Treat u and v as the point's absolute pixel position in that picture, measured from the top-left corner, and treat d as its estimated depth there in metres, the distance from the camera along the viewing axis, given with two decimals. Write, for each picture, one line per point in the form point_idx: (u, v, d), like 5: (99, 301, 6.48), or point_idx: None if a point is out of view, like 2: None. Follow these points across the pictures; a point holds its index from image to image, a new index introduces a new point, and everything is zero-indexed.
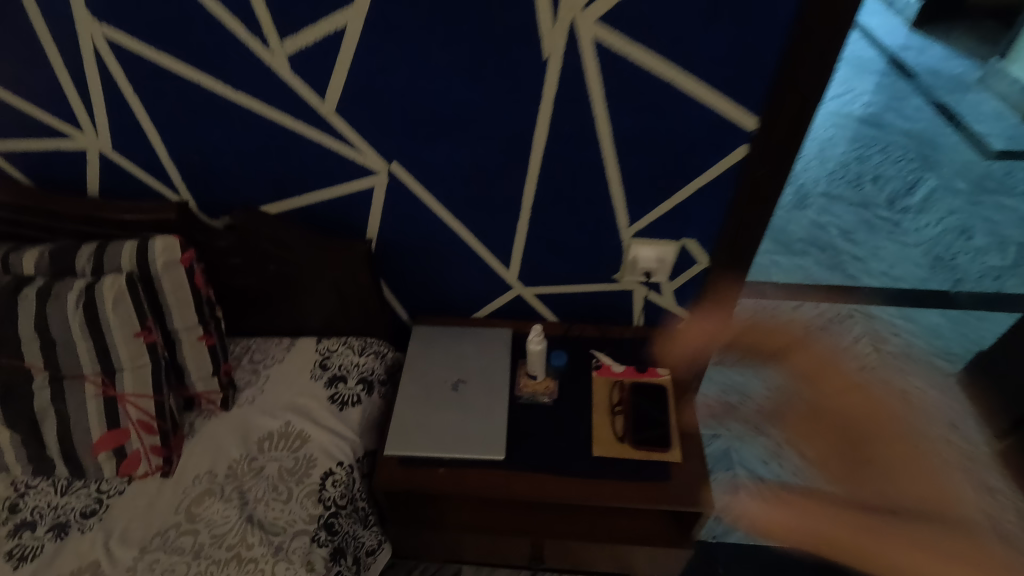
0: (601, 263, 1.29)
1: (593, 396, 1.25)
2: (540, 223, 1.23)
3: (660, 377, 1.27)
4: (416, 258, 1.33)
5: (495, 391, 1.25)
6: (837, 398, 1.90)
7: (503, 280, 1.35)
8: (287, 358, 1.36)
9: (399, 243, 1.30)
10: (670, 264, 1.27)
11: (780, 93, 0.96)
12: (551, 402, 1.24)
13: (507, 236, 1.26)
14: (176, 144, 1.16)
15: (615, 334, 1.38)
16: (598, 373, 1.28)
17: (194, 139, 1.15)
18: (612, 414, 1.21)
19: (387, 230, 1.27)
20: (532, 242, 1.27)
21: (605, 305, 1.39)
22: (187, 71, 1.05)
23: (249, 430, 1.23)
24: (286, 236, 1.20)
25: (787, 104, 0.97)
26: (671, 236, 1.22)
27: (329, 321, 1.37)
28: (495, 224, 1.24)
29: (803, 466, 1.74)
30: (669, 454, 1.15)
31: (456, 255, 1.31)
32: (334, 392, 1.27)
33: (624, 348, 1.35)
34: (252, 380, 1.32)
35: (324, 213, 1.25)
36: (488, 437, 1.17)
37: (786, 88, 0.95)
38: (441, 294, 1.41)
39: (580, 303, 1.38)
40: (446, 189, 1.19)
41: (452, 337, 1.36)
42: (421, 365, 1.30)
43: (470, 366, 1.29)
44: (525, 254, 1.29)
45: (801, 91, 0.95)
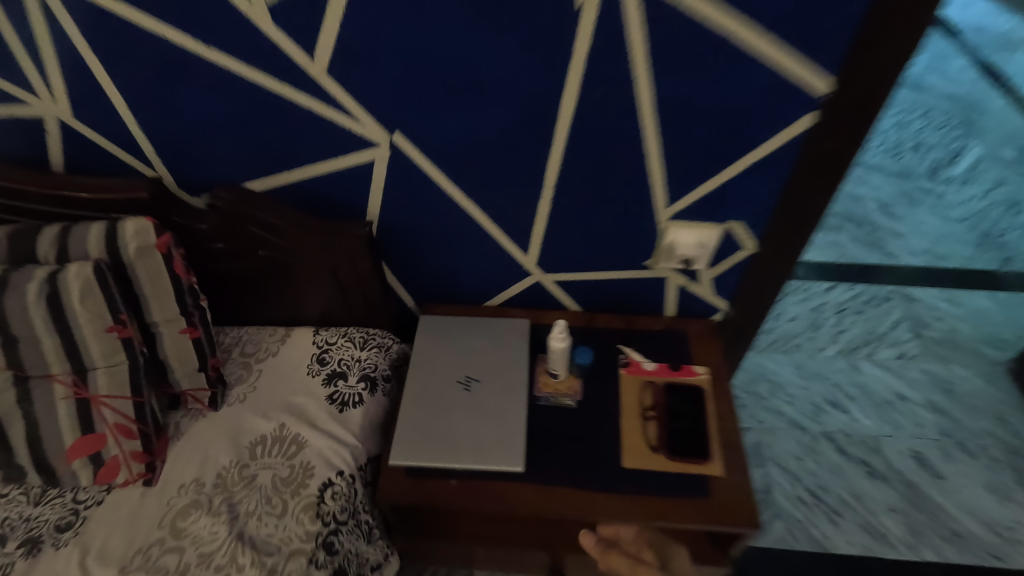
0: (632, 249, 1.14)
1: (622, 398, 1.12)
2: (564, 203, 1.07)
3: (697, 377, 1.14)
4: (423, 241, 1.18)
5: (513, 391, 1.11)
6: (876, 389, 1.76)
7: (521, 267, 1.21)
8: (282, 351, 1.23)
9: (404, 224, 1.15)
10: (712, 250, 1.11)
11: (867, 46, 0.79)
12: (576, 405, 1.11)
13: (526, 218, 1.11)
14: (145, 112, 1.01)
15: (645, 327, 1.25)
16: (627, 372, 1.15)
17: (165, 105, 0.99)
18: (643, 419, 1.08)
19: (390, 210, 1.13)
20: (555, 224, 1.11)
21: (634, 294, 1.24)
22: (151, 24, 0.88)
23: (241, 433, 1.12)
24: (275, 218, 1.05)
25: (873, 59, 0.80)
26: (714, 218, 1.07)
27: (326, 310, 1.24)
28: (514, 203, 1.09)
29: (843, 463, 1.60)
30: (708, 466, 1.02)
31: (468, 238, 1.16)
32: (333, 391, 1.15)
33: (655, 343, 1.21)
34: (243, 376, 1.20)
35: (318, 191, 1.10)
36: (507, 445, 1.04)
37: (874, 38, 0.78)
38: (452, 281, 1.27)
39: (606, 291, 1.24)
40: (456, 164, 1.03)
41: (463, 329, 1.23)
42: (429, 361, 1.17)
43: (484, 362, 1.16)
44: (545, 238, 1.14)
45: (892, 43, 0.78)
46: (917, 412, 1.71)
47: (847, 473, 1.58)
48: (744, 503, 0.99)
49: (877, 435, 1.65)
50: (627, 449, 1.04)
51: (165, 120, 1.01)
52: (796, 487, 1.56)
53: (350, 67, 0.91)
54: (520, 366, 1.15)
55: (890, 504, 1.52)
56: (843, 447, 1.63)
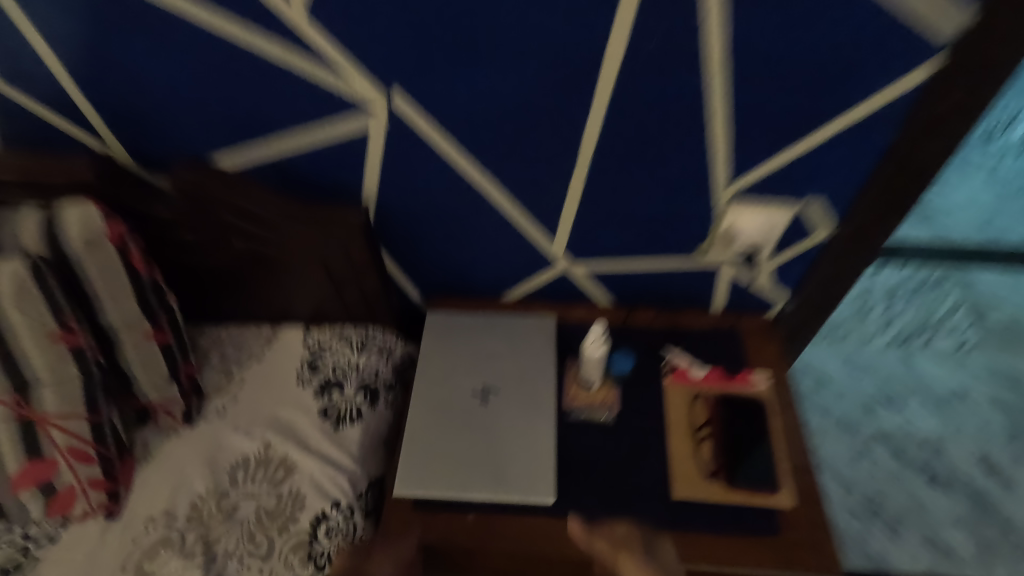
0: (680, 234, 0.95)
1: (668, 412, 0.95)
2: (602, 179, 0.88)
3: (756, 387, 0.96)
4: (429, 227, 1.00)
5: (538, 406, 0.95)
6: (935, 383, 1.58)
7: (545, 255, 1.02)
8: (268, 356, 1.06)
9: (406, 207, 0.96)
10: (778, 235, 0.92)
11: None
12: (613, 421, 0.94)
13: (554, 198, 0.92)
14: (83, 70, 0.81)
15: (690, 325, 1.06)
16: (673, 380, 0.97)
17: (107, 62, 0.80)
18: (695, 439, 0.91)
19: (390, 189, 0.93)
20: (588, 206, 0.92)
21: (678, 286, 1.06)
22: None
23: (220, 454, 0.95)
24: (250, 202, 0.86)
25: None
26: (785, 198, 0.87)
27: (318, 308, 1.06)
28: (540, 180, 0.89)
29: (899, 468, 1.43)
30: (775, 498, 0.85)
31: (482, 222, 0.98)
32: (327, 404, 0.98)
33: (704, 344, 1.03)
34: (223, 385, 1.03)
35: (301, 168, 0.91)
36: (533, 472, 0.88)
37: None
38: (463, 272, 1.08)
39: (646, 284, 1.06)
40: (470, 133, 0.83)
41: (478, 330, 1.05)
42: (439, 369, 1.00)
43: (503, 370, 0.99)
44: (576, 222, 0.95)
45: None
46: (980, 409, 1.53)
47: (906, 480, 1.41)
48: (819, 543, 0.82)
49: (938, 437, 1.48)
50: (676, 477, 0.87)
51: (109, 79, 0.82)
52: (847, 496, 1.39)
53: (335, 6, 0.71)
54: (546, 374, 0.98)
55: (955, 515, 1.36)
56: (900, 450, 1.46)
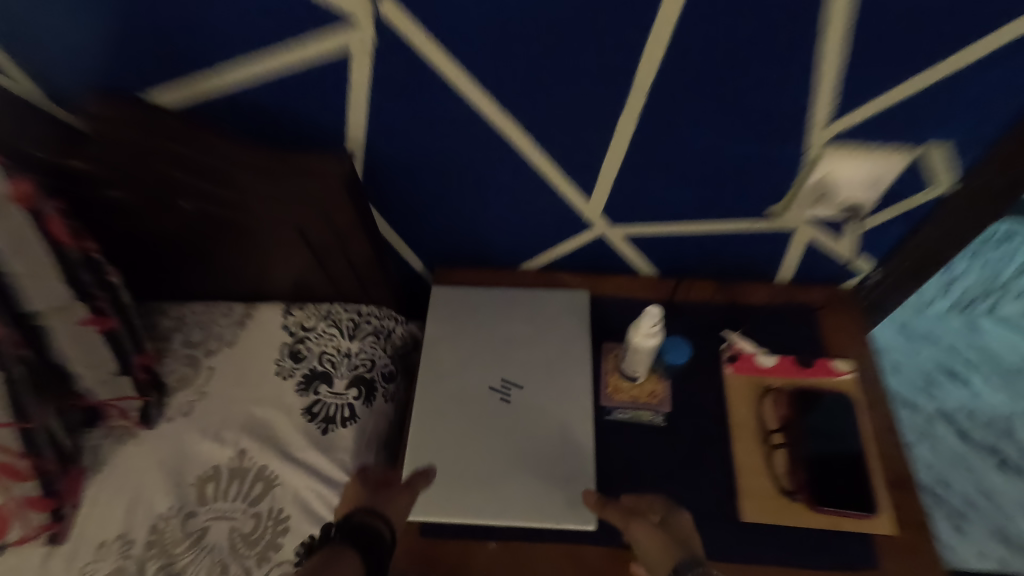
0: (753, 191, 0.75)
1: (732, 411, 0.77)
2: (661, 118, 0.66)
3: (839, 379, 0.78)
4: (434, 181, 0.79)
5: (571, 404, 0.78)
6: (1003, 354, 1.40)
7: (577, 217, 0.82)
8: (240, 341, 0.87)
9: (403, 156, 0.75)
10: (884, 189, 0.72)
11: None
12: (665, 423, 0.77)
13: (594, 144, 0.71)
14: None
15: (752, 302, 0.87)
16: (734, 372, 0.80)
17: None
18: (769, 446, 0.74)
19: (380, 134, 0.72)
20: (638, 155, 0.71)
21: (739, 253, 0.86)
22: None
23: (185, 464, 0.78)
24: (197, 151, 0.66)
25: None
26: (902, 142, 0.66)
27: (299, 283, 0.87)
28: (578, 119, 0.68)
29: (963, 450, 1.28)
30: (869, 523, 0.69)
31: (500, 175, 0.77)
32: (313, 402, 0.80)
33: (769, 325, 0.85)
34: (187, 377, 0.85)
35: (263, 105, 0.69)
36: (567, 486, 0.72)
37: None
38: (475, 236, 0.88)
39: (699, 250, 0.86)
40: (486, 54, 0.62)
41: (494, 309, 0.87)
42: (447, 359, 0.82)
43: (525, 360, 0.82)
44: (620, 175, 0.74)
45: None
46: None
47: (973, 465, 1.26)
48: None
49: (1007, 415, 1.32)
50: (744, 494, 0.71)
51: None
52: None
53: None
54: (579, 365, 0.81)
55: None
56: (966, 431, 1.30)
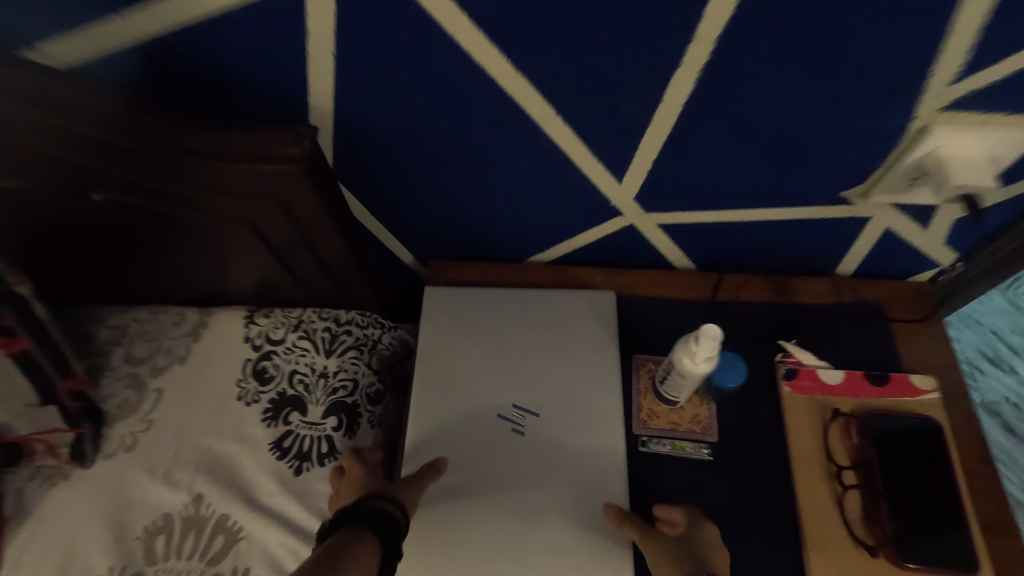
0: (831, 172, 0.59)
1: (795, 442, 0.64)
2: (727, 79, 0.50)
3: (920, 400, 0.65)
4: (424, 157, 0.62)
5: (597, 436, 0.64)
6: None
7: (604, 203, 0.66)
8: (193, 356, 0.72)
9: (385, 128, 0.58)
10: (1000, 170, 0.56)
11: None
12: (711, 457, 0.64)
13: (634, 112, 0.54)
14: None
15: (811, 301, 0.73)
16: (793, 391, 0.66)
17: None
18: (841, 487, 0.61)
19: (353, 100, 0.55)
20: (690, 126, 0.55)
21: (798, 245, 0.71)
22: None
23: (128, 511, 0.64)
24: (102, 129, 0.50)
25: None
26: None
27: (261, 284, 0.71)
28: (616, 81, 0.51)
29: None
30: None
31: (510, 151, 0.60)
32: (283, 435, 0.67)
33: (832, 330, 0.70)
34: (130, 403, 0.70)
35: (194, 58, 0.52)
36: (595, 543, 0.59)
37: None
38: (477, 224, 0.72)
39: (750, 241, 0.70)
40: None
41: (499, 312, 0.71)
42: (446, 377, 0.67)
43: (540, 379, 0.67)
44: (664, 152, 0.58)
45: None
46: None
47: None
48: None
49: None
50: (816, 547, 0.58)
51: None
52: None
53: None
54: (608, 385, 0.67)
55: None
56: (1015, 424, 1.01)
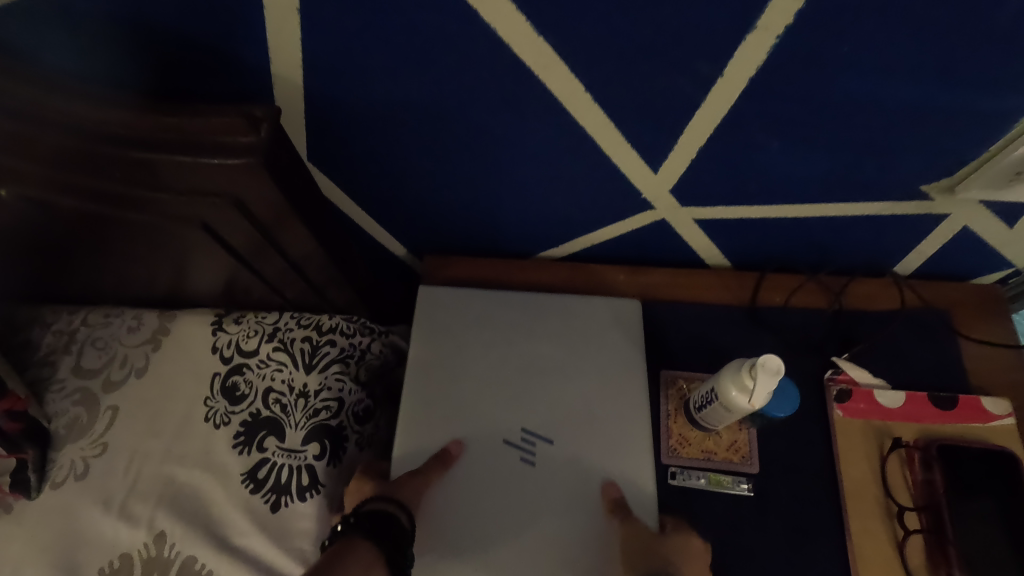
0: (915, 160, 0.48)
1: (846, 474, 0.55)
2: (809, 46, 0.39)
3: (994, 425, 0.57)
4: (421, 140, 0.51)
5: (624, 471, 0.54)
6: None
7: (634, 194, 0.55)
8: (154, 367, 0.63)
9: (371, 104, 0.47)
10: None
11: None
12: (751, 492, 0.55)
13: (684, 88, 0.43)
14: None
15: (868, 309, 0.63)
16: (847, 415, 0.57)
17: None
18: (901, 528, 0.53)
19: (330, 70, 0.44)
20: (752, 105, 0.44)
21: (857, 245, 0.61)
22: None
23: (79, 552, 0.56)
24: (12, 118, 0.40)
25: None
26: None
27: (228, 286, 0.61)
28: (665, 48, 0.40)
29: None
30: None
31: (523, 133, 0.49)
32: (257, 464, 0.58)
33: (891, 344, 0.61)
34: (80, 422, 0.61)
35: (122, 15, 0.41)
36: None
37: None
38: (481, 217, 0.62)
39: (802, 239, 0.60)
40: None
41: (509, 316, 0.61)
42: (448, 391, 0.57)
43: (553, 395, 0.57)
44: (714, 136, 0.47)
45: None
46: None
47: None
48: None
49: None
50: None
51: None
52: None
53: None
54: (638, 406, 0.57)
55: None
56: None
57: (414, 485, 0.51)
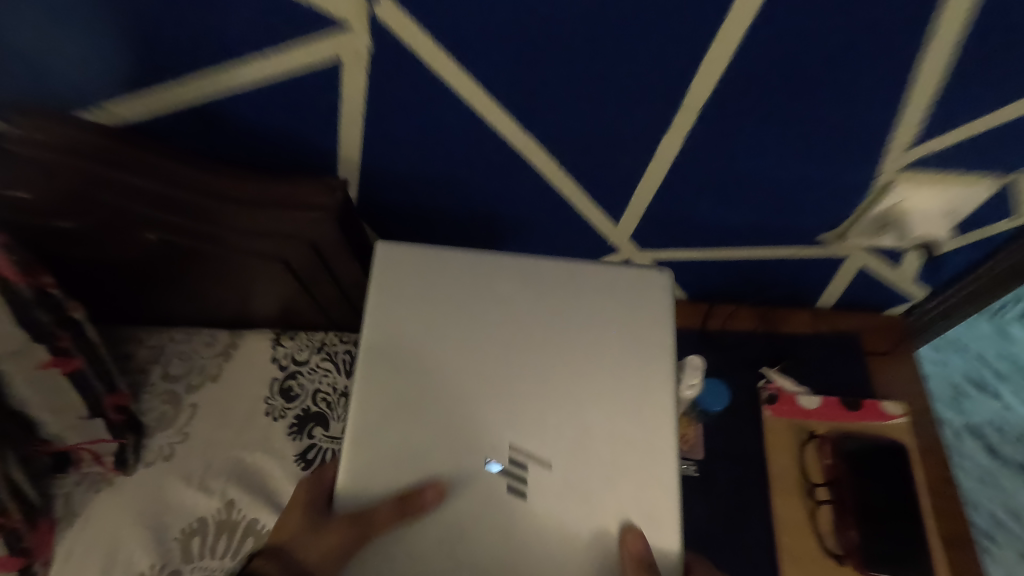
0: (805, 217, 0.65)
1: (771, 460, 0.69)
2: (709, 139, 0.56)
3: (890, 424, 0.71)
4: (440, 199, 0.69)
5: (644, 492, 0.52)
6: None
7: (602, 241, 0.73)
8: (226, 375, 0.79)
9: (405, 176, 0.65)
10: (958, 219, 0.62)
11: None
12: (697, 474, 0.70)
13: (629, 167, 0.61)
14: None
15: (793, 332, 0.79)
16: (774, 414, 0.72)
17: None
18: (811, 501, 0.67)
19: (380, 153, 0.62)
20: (680, 177, 0.61)
21: (781, 281, 0.77)
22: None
23: (165, 516, 0.71)
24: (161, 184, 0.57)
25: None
26: (989, 168, 0.56)
27: (286, 309, 0.78)
28: (612, 141, 0.58)
29: (996, 468, 1.21)
30: None
31: (516, 196, 0.67)
32: (308, 447, 0.74)
33: (812, 360, 0.77)
34: (167, 416, 0.77)
35: (240, 122, 0.59)
36: None
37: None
38: None
39: (737, 277, 0.77)
40: (504, 65, 0.51)
41: (472, 313, 0.57)
42: (413, 406, 0.53)
43: (552, 405, 0.54)
44: (655, 200, 0.65)
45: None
46: None
47: (1003, 485, 1.20)
48: None
49: None
50: (789, 555, 0.64)
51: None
52: None
53: None
54: (654, 407, 0.54)
55: None
56: (994, 446, 1.24)
57: (354, 538, 0.47)
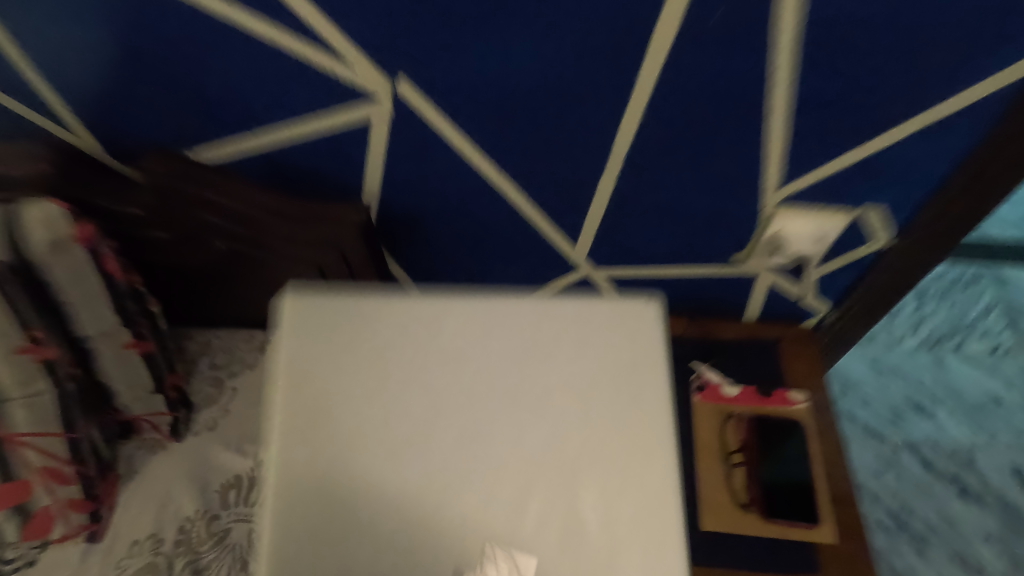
0: (716, 241, 0.85)
1: (697, 434, 0.86)
2: (635, 181, 0.77)
3: (796, 407, 0.87)
4: (437, 224, 0.89)
5: (644, 537, 0.58)
6: (966, 389, 1.51)
7: (564, 259, 0.92)
8: (261, 364, 0.97)
9: (411, 206, 0.86)
10: (829, 243, 0.82)
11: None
12: None
13: (579, 200, 0.81)
14: (17, 33, 0.67)
15: (722, 336, 0.97)
16: (702, 399, 0.89)
17: (47, 31, 0.67)
18: (728, 465, 0.83)
19: (392, 188, 0.83)
20: (618, 208, 0.81)
21: (710, 295, 0.96)
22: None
23: (207, 473, 0.88)
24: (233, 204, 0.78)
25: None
26: (841, 204, 0.76)
27: None
28: (565, 180, 0.78)
29: (929, 479, 1.36)
30: (819, 533, 0.78)
31: (496, 222, 0.87)
32: None
33: (736, 358, 0.95)
34: (212, 396, 0.95)
35: (291, 164, 0.80)
36: None
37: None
38: (472, 275, 0.99)
39: (675, 291, 0.96)
40: (483, 125, 0.72)
41: (365, 416, 0.62)
42: (326, 514, 0.58)
43: (488, 488, 0.59)
44: (601, 226, 0.85)
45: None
46: (1016, 416, 1.46)
47: (935, 493, 1.34)
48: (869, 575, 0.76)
49: (970, 447, 1.40)
50: (707, 505, 0.81)
51: (45, 50, 0.68)
52: (879, 511, 1.32)
53: None
54: (647, 450, 0.60)
55: (985, 529, 1.29)
56: (929, 459, 1.38)
57: None
